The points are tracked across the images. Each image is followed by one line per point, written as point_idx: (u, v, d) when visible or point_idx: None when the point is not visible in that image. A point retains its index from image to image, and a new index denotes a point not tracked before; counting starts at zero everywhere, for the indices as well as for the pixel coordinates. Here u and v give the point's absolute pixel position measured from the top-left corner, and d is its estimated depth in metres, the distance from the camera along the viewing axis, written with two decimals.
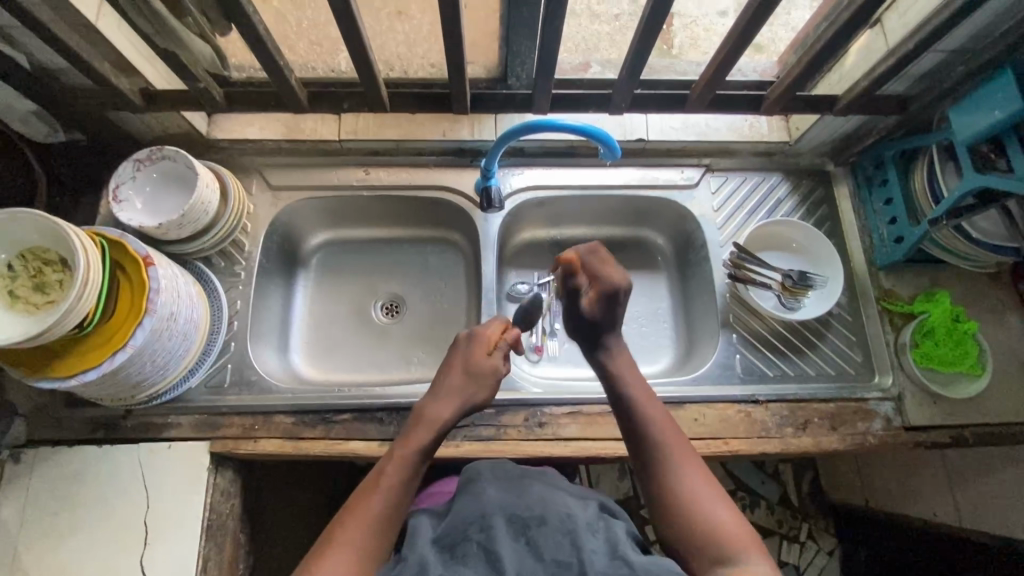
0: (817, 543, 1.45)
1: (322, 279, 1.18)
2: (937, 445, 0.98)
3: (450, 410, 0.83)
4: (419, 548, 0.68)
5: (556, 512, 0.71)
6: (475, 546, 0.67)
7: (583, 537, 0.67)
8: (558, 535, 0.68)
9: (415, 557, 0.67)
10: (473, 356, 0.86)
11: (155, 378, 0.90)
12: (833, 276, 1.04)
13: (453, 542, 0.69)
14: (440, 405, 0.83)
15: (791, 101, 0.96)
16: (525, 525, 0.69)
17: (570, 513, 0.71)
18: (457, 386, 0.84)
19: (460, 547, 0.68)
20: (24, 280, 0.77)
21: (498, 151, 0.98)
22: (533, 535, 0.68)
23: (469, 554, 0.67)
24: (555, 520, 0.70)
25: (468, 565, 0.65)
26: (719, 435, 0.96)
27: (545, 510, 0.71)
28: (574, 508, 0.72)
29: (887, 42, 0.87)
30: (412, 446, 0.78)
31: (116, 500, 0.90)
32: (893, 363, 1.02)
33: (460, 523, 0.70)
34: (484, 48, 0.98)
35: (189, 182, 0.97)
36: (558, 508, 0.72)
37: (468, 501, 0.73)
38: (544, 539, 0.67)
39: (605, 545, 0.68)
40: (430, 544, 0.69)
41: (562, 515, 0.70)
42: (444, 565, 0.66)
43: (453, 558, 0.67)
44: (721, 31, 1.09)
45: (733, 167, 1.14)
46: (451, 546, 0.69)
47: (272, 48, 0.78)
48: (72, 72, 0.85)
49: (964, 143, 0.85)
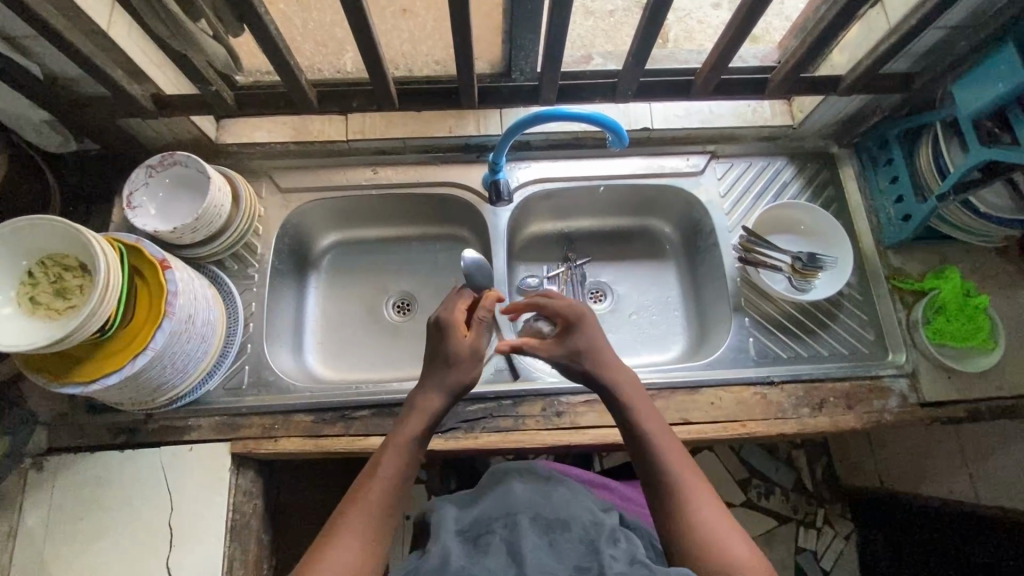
0: (834, 528, 1.45)
1: (333, 279, 1.18)
2: (953, 420, 0.98)
3: (437, 398, 0.82)
4: (443, 537, 0.70)
5: (581, 518, 0.71)
6: (498, 537, 0.69)
7: (603, 545, 0.67)
8: (580, 542, 0.68)
9: (440, 548, 0.68)
10: (454, 343, 0.83)
11: (175, 382, 0.90)
12: (843, 257, 1.05)
13: (477, 534, 0.71)
14: (430, 393, 0.82)
15: (794, 84, 0.97)
16: (550, 527, 0.70)
17: (595, 519, 0.71)
18: (446, 376, 0.83)
19: (484, 537, 0.70)
20: (45, 286, 0.77)
21: (505, 145, 0.98)
22: (556, 537, 0.69)
23: (492, 544, 0.68)
24: (580, 527, 0.70)
25: (490, 553, 0.66)
26: (737, 418, 0.97)
27: (570, 515, 0.72)
28: (598, 515, 0.72)
29: (889, 21, 0.88)
30: (405, 436, 0.79)
31: (140, 504, 0.91)
32: (906, 340, 1.03)
33: (485, 518, 0.73)
34: (488, 44, 0.99)
35: (201, 186, 0.98)
36: (584, 514, 0.72)
37: (494, 500, 0.75)
38: (566, 542, 0.68)
39: (625, 553, 0.66)
40: (454, 535, 0.71)
41: (586, 521, 0.71)
42: (466, 556, 0.67)
43: (476, 547, 0.69)
44: (715, 24, 1.12)
45: (737, 153, 1.15)
46: (475, 536, 0.71)
47: (285, 49, 0.80)
48: (84, 79, 0.86)
49: (970, 117, 0.85)
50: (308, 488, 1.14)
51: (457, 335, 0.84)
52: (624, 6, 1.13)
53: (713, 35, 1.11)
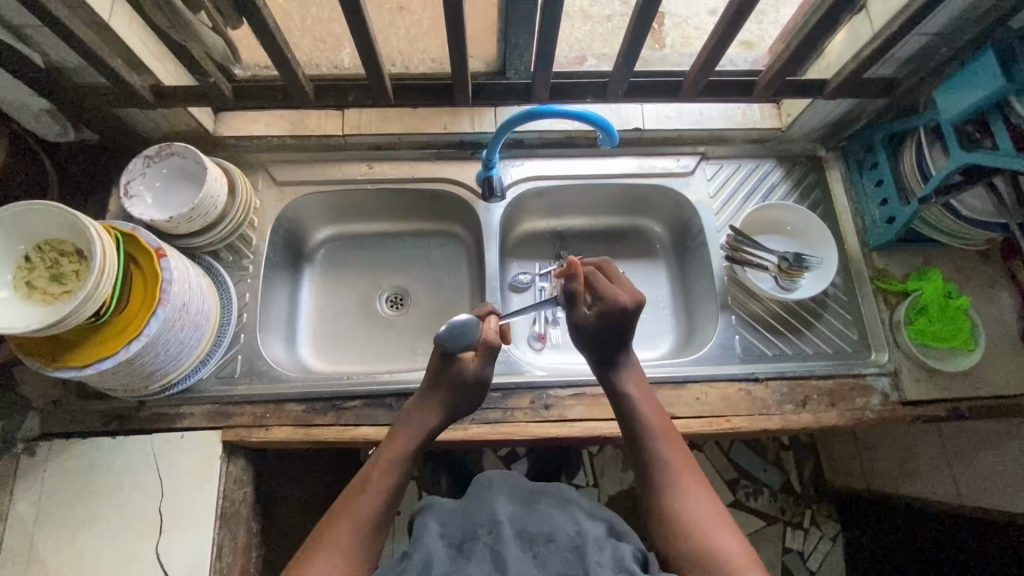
0: (820, 529, 1.47)
1: (327, 273, 1.20)
2: (934, 418, 1.00)
3: (436, 416, 0.87)
4: (427, 543, 0.69)
5: (565, 529, 0.70)
6: (483, 545, 0.67)
7: (589, 554, 0.66)
8: (565, 553, 0.67)
9: (420, 556, 0.67)
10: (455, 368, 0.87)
11: (168, 368, 0.91)
12: (829, 257, 1.07)
13: (462, 541, 0.69)
14: (427, 411, 0.87)
15: (781, 87, 0.99)
16: (533, 539, 0.68)
17: (579, 531, 0.70)
18: (446, 396, 0.88)
19: (468, 544, 0.68)
20: (41, 271, 0.78)
21: (498, 142, 1.00)
22: (540, 550, 0.67)
23: (475, 552, 0.66)
24: (564, 538, 0.69)
25: (473, 561, 0.65)
26: (721, 413, 0.98)
27: (554, 527, 0.70)
28: (582, 525, 0.71)
29: (872, 27, 0.90)
30: (400, 448, 0.83)
31: (131, 490, 0.92)
32: (888, 340, 1.05)
33: (471, 527, 0.71)
34: (483, 42, 1.02)
35: (198, 176, 0.99)
36: (568, 525, 0.71)
37: (479, 509, 0.73)
38: (551, 556, 0.66)
39: (610, 562, 0.66)
40: (439, 542, 0.69)
41: (571, 533, 0.69)
42: (450, 563, 0.66)
43: (459, 554, 0.67)
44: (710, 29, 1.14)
45: (727, 155, 1.17)
46: (460, 543, 0.69)
47: (282, 43, 0.81)
48: (83, 69, 0.87)
49: (950, 122, 0.88)
50: (299, 480, 1.15)
51: (463, 357, 0.89)
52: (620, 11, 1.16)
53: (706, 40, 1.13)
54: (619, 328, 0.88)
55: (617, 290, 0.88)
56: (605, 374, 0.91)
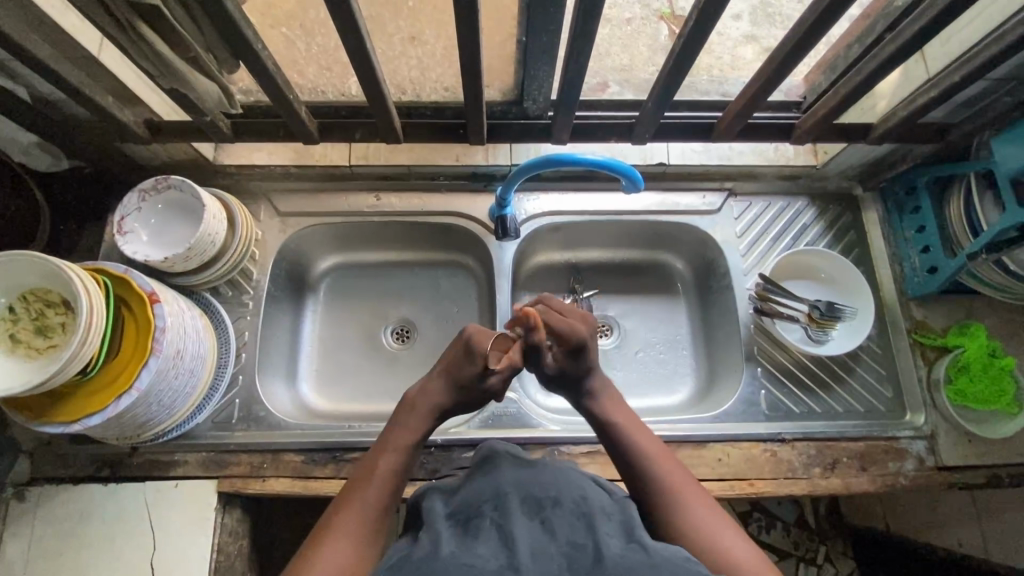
0: (834, 567, 1.29)
1: (330, 304, 1.14)
2: (971, 486, 0.94)
3: (439, 394, 0.80)
4: (432, 525, 0.56)
5: (570, 492, 0.59)
6: (489, 520, 0.55)
7: (598, 521, 0.55)
8: (572, 518, 0.56)
9: (427, 538, 0.54)
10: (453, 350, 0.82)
11: (161, 417, 0.87)
12: (864, 308, 1.00)
13: (467, 517, 0.57)
14: (428, 389, 0.81)
15: (822, 131, 0.92)
16: (540, 504, 0.57)
17: (584, 495, 0.59)
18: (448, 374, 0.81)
19: (473, 519, 0.56)
20: (26, 323, 0.74)
21: (513, 184, 0.95)
22: (548, 516, 0.55)
23: (481, 528, 0.54)
24: (571, 502, 0.58)
25: (480, 539, 0.52)
26: (745, 476, 0.92)
27: (560, 491, 0.59)
28: (589, 491, 0.60)
29: (928, 71, 0.83)
30: (407, 435, 0.77)
31: (122, 543, 0.88)
32: (925, 400, 0.98)
33: (475, 500, 0.59)
34: (499, 72, 0.91)
35: (195, 212, 0.94)
36: (573, 488, 0.60)
37: (482, 483, 0.62)
38: (560, 520, 0.55)
39: (620, 530, 0.55)
40: (442, 522, 0.57)
41: (576, 495, 0.58)
42: (457, 543, 0.53)
43: (464, 533, 0.55)
44: (735, 35, 1.07)
45: (756, 191, 1.10)
46: (465, 520, 0.57)
47: (283, 83, 0.75)
48: (74, 104, 0.82)
49: (1006, 175, 0.80)
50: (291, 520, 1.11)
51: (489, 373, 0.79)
52: (641, 14, 1.10)
53: (732, 47, 1.07)
54: (580, 363, 0.82)
55: (571, 324, 0.81)
56: (582, 403, 0.83)
